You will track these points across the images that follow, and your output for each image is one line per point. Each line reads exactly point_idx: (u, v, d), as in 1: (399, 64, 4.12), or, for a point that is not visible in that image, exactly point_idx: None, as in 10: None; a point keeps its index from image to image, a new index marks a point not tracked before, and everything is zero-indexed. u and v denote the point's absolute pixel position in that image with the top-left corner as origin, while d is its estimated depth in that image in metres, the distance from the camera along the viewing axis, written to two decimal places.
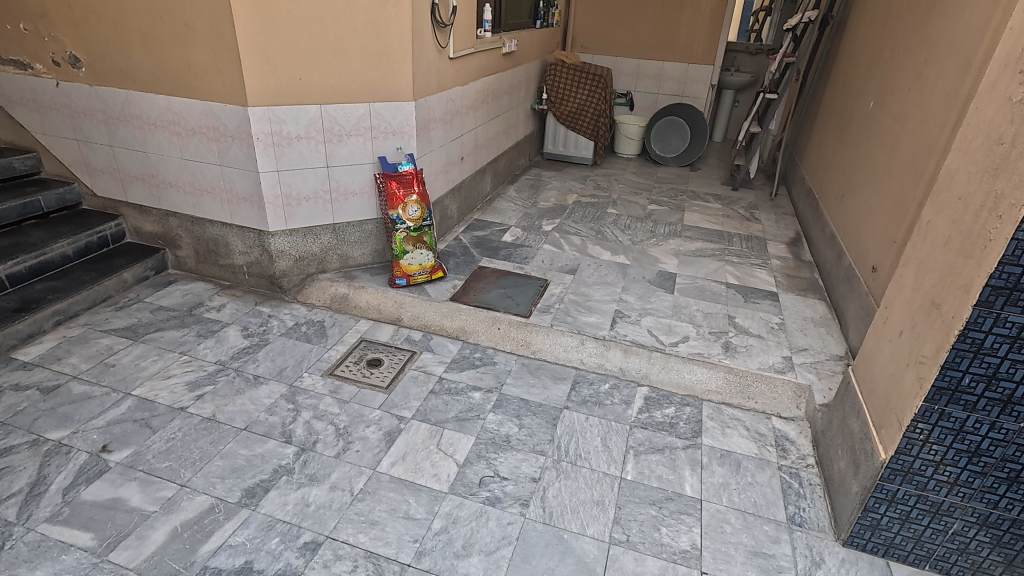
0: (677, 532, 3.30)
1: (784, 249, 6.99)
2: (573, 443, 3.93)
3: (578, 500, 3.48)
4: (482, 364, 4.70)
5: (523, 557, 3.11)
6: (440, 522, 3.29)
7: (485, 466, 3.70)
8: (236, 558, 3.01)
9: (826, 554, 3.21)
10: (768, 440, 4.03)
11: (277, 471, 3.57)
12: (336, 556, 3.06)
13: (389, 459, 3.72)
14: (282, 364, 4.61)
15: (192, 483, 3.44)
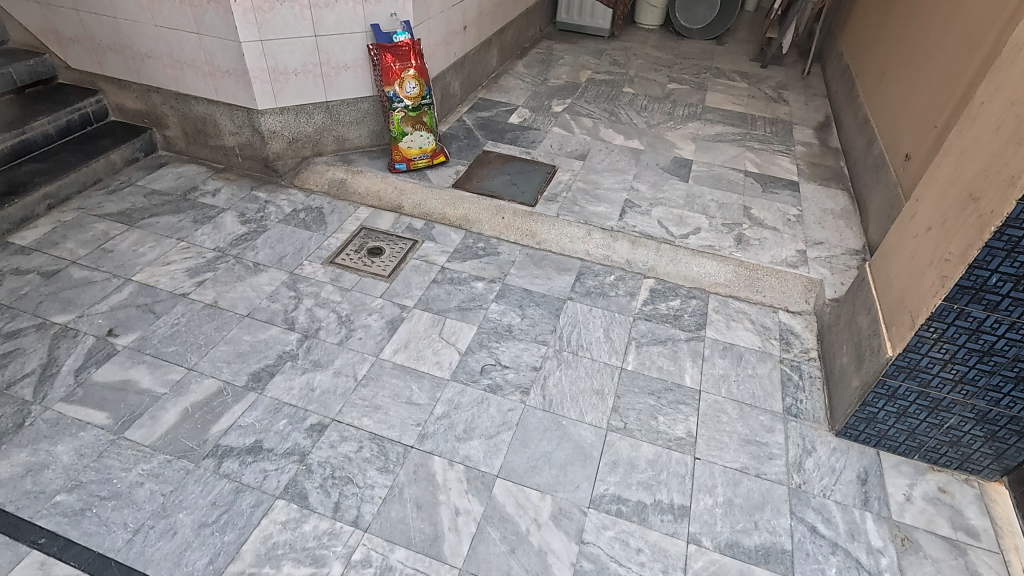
0: (674, 420, 3.37)
1: (811, 134, 6.51)
2: (575, 333, 3.92)
3: (577, 388, 3.54)
4: (485, 255, 4.59)
5: (523, 441, 3.21)
6: (442, 407, 3.38)
7: (487, 356, 3.72)
8: (246, 437, 3.13)
9: (818, 443, 3.29)
10: (772, 334, 4.00)
11: (281, 357, 3.62)
12: (342, 437, 3.17)
13: (391, 347, 3.74)
14: (281, 251, 4.51)
15: (199, 367, 3.51)
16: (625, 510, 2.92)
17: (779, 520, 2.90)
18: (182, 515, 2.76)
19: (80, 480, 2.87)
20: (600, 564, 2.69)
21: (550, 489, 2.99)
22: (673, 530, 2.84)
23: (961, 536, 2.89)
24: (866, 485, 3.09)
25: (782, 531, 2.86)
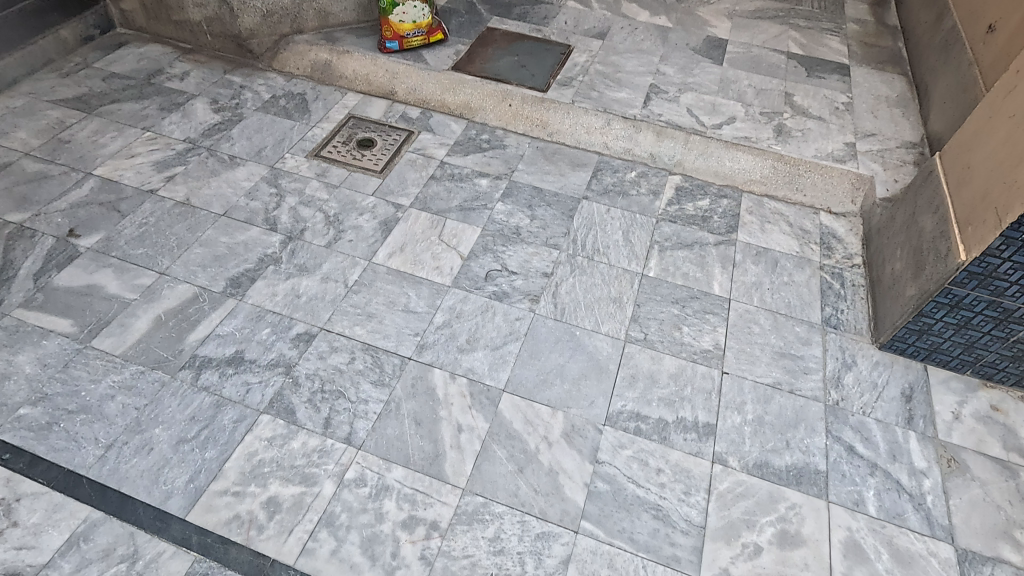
0: (699, 332, 3.04)
1: (865, 10, 5.63)
2: (591, 236, 3.50)
3: (593, 297, 3.17)
4: (490, 148, 4.06)
5: (532, 354, 2.91)
6: (443, 316, 3.04)
7: (492, 260, 3.33)
8: (226, 348, 2.83)
9: (859, 357, 2.97)
10: (812, 238, 3.57)
11: (263, 260, 3.24)
12: (332, 348, 2.87)
13: (385, 251, 3.35)
14: (260, 143, 3.99)
15: (172, 271, 3.15)
16: (644, 428, 2.65)
17: (813, 439, 2.64)
18: (159, 430, 2.52)
19: (46, 393, 2.61)
20: (616, 485, 2.46)
21: (561, 405, 2.72)
22: (697, 449, 2.59)
23: (1013, 457, 2.63)
24: (911, 402, 2.80)
25: (816, 451, 2.60)
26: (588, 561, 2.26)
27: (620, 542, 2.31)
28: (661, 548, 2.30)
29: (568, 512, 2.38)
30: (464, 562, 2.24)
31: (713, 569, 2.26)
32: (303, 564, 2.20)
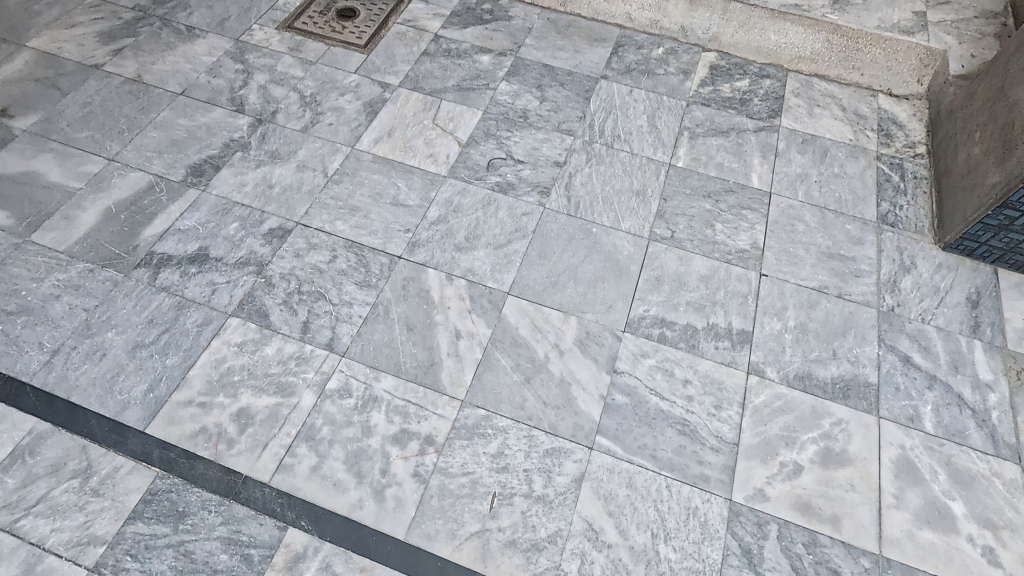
0: (735, 229, 2.63)
1: None
2: (611, 121, 3.00)
3: (612, 190, 2.73)
4: (492, 20, 3.45)
5: (541, 253, 2.52)
6: (438, 210, 2.63)
7: (496, 147, 2.86)
8: (188, 244, 2.45)
9: (918, 259, 2.57)
10: (869, 124, 3.05)
11: (228, 146, 2.78)
12: (310, 245, 2.49)
13: (370, 136, 2.87)
14: (222, 12, 3.39)
15: (123, 158, 2.70)
16: (670, 335, 2.31)
17: (864, 349, 2.31)
18: (112, 334, 2.19)
19: None
20: (636, 398, 2.15)
21: (575, 310, 2.36)
22: (729, 359, 2.26)
23: None
24: (977, 308, 2.43)
25: (866, 362, 2.27)
26: (604, 479, 1.99)
27: (640, 459, 2.03)
28: (687, 467, 2.02)
29: (582, 427, 2.09)
30: (463, 480, 1.97)
31: (747, 489, 1.99)
32: (280, 481, 1.93)
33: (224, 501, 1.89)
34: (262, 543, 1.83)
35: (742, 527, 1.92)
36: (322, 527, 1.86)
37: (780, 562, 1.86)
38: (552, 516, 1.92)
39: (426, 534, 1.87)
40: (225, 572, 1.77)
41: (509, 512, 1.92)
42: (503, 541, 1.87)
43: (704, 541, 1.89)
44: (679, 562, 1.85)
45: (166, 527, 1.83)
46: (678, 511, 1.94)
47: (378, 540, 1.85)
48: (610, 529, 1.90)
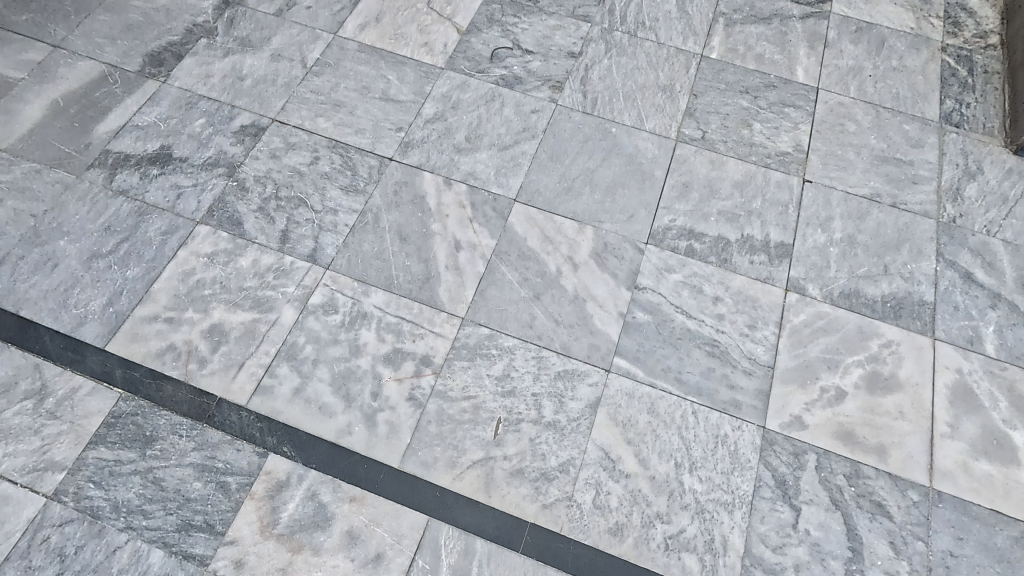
0: (776, 130, 2.28)
1: None
2: (634, 5, 2.57)
3: (635, 84, 2.36)
4: None
5: (553, 155, 2.19)
6: (434, 107, 2.28)
7: (500, 35, 2.46)
8: (148, 143, 2.13)
9: (986, 164, 2.24)
10: (935, 10, 2.62)
11: (191, 32, 2.40)
12: (288, 145, 2.17)
13: (355, 21, 2.47)
14: None
15: (69, 44, 2.33)
16: (699, 248, 2.03)
17: (919, 264, 2.03)
18: (65, 242, 1.93)
19: None
20: (660, 316, 1.90)
21: (591, 219, 2.07)
22: (766, 274, 1.99)
23: None
24: None
25: (922, 279, 2.00)
26: (622, 404, 1.77)
27: (663, 383, 1.80)
28: (716, 392, 1.80)
29: (597, 348, 1.85)
30: (464, 404, 1.75)
31: (783, 415, 1.77)
32: (259, 404, 1.72)
33: (196, 425, 1.68)
34: (240, 470, 1.64)
35: (776, 457, 1.72)
36: (307, 454, 1.67)
37: (818, 494, 1.67)
38: (563, 443, 1.71)
39: (422, 463, 1.67)
40: (200, 500, 1.60)
41: (516, 439, 1.72)
42: (509, 470, 1.68)
43: (734, 471, 1.69)
44: (705, 494, 1.66)
45: (132, 453, 1.64)
46: (704, 439, 1.73)
47: (369, 468, 1.66)
48: (629, 458, 1.70)
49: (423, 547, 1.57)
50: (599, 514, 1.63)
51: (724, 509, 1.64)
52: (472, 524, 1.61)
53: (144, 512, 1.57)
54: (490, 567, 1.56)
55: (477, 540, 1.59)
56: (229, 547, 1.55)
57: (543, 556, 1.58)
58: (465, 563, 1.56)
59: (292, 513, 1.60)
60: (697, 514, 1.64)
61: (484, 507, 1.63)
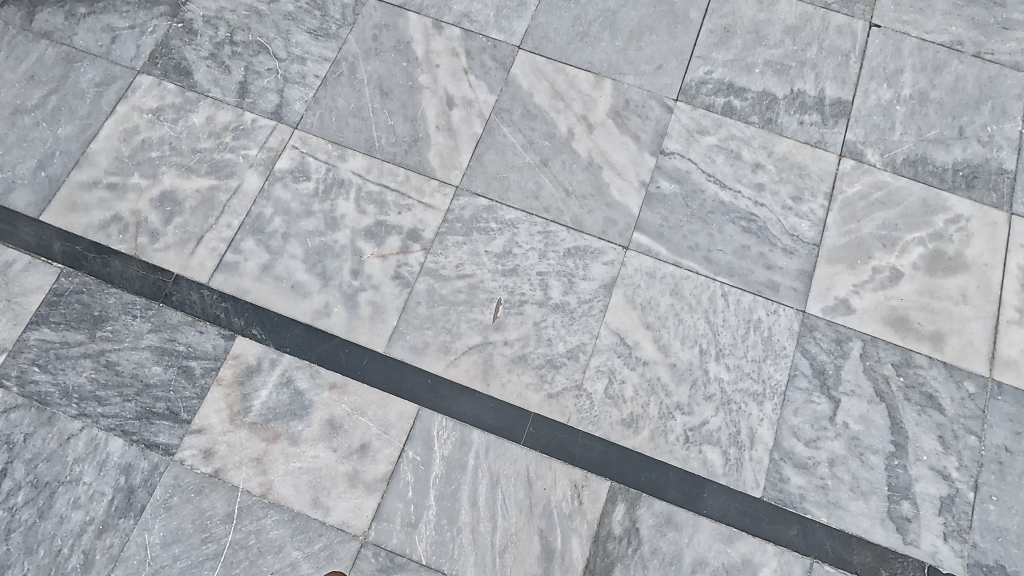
0: None
1: None
2: None
3: None
4: None
5: None
6: None
7: None
8: None
9: None
10: None
11: None
12: None
13: None
14: None
15: None
16: (739, 107, 1.69)
17: (1002, 127, 1.69)
18: None
19: None
20: (688, 186, 1.61)
21: (610, 71, 1.71)
22: (817, 138, 1.67)
23: None
24: None
25: (1003, 144, 1.68)
26: (641, 286, 1.53)
27: (690, 263, 1.55)
28: (751, 272, 1.55)
29: (615, 222, 1.58)
30: (459, 284, 1.52)
31: (826, 299, 1.54)
32: (222, 282, 1.49)
33: (151, 305, 1.47)
34: (204, 354, 1.44)
35: (816, 344, 1.50)
36: (280, 337, 1.46)
37: (860, 385, 1.47)
38: (572, 328, 1.50)
39: (411, 348, 1.47)
40: (161, 387, 1.42)
41: (518, 323, 1.50)
42: (510, 357, 1.47)
43: (767, 360, 1.48)
44: (732, 384, 1.47)
45: (80, 335, 1.44)
46: (734, 324, 1.51)
47: (351, 353, 1.46)
48: (647, 345, 1.49)
49: (414, 438, 1.40)
50: (611, 404, 1.44)
51: (753, 401, 1.45)
52: (468, 414, 1.43)
53: (98, 397, 1.40)
54: (488, 460, 1.40)
55: (474, 431, 1.42)
56: (196, 436, 1.39)
57: (547, 448, 1.41)
58: (461, 455, 1.40)
59: (266, 401, 1.42)
60: (723, 405, 1.45)
61: (481, 396, 1.44)
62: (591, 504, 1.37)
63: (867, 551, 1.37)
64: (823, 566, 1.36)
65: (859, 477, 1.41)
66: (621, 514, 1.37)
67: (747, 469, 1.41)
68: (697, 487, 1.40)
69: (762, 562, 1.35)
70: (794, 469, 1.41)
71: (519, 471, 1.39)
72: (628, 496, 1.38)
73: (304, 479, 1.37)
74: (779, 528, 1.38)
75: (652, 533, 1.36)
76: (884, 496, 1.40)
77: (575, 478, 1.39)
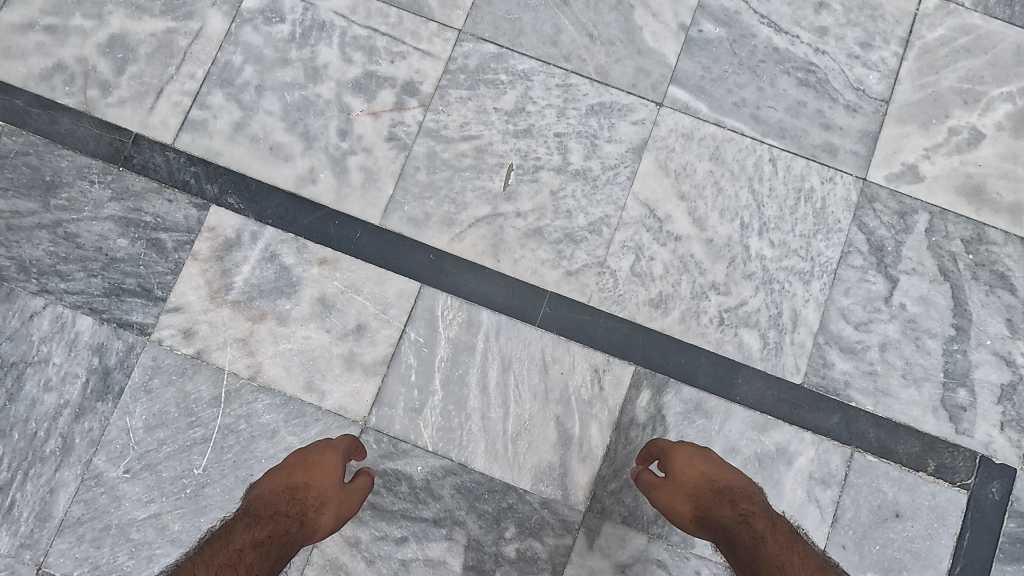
0: None
1: None
2: None
3: None
4: None
5: None
6: None
7: None
8: None
9: None
10: None
11: None
12: None
13: None
14: None
15: None
16: None
17: None
18: None
19: None
20: (737, 29, 1.34)
21: None
22: None
23: None
24: None
25: None
26: (676, 150, 1.31)
27: (735, 122, 1.32)
28: (806, 134, 1.32)
29: (647, 74, 1.33)
30: (464, 147, 1.31)
31: (892, 165, 1.32)
32: (190, 144, 1.29)
33: (110, 170, 1.28)
34: (175, 226, 1.27)
35: (875, 217, 1.30)
36: (260, 208, 1.28)
37: (923, 263, 1.29)
38: (595, 198, 1.30)
39: (411, 220, 1.29)
40: (129, 262, 1.25)
41: (533, 193, 1.30)
42: (524, 231, 1.29)
43: (818, 235, 1.30)
44: (776, 262, 1.29)
45: (32, 203, 1.26)
46: (782, 194, 1.31)
47: (342, 226, 1.28)
48: (681, 217, 1.30)
49: (416, 319, 1.26)
50: (638, 283, 1.28)
51: (799, 280, 1.28)
52: (476, 294, 1.27)
53: (60, 273, 1.24)
54: (499, 343, 1.25)
55: (483, 312, 1.26)
56: (174, 316, 1.24)
57: (565, 330, 1.26)
58: (469, 337, 1.25)
59: (248, 278, 1.26)
60: (764, 285, 1.28)
61: (491, 273, 1.28)
62: (612, 390, 1.25)
63: (914, 441, 1.25)
64: (865, 456, 1.24)
65: (912, 364, 1.27)
66: (646, 401, 1.24)
67: (787, 354, 1.26)
68: (730, 373, 1.26)
69: (799, 451, 1.24)
70: (840, 354, 1.27)
71: (533, 355, 1.25)
72: (653, 381, 1.25)
73: (295, 362, 1.24)
74: (819, 416, 1.25)
75: (680, 421, 1.24)
76: (939, 383, 1.26)
77: (595, 363, 1.25)
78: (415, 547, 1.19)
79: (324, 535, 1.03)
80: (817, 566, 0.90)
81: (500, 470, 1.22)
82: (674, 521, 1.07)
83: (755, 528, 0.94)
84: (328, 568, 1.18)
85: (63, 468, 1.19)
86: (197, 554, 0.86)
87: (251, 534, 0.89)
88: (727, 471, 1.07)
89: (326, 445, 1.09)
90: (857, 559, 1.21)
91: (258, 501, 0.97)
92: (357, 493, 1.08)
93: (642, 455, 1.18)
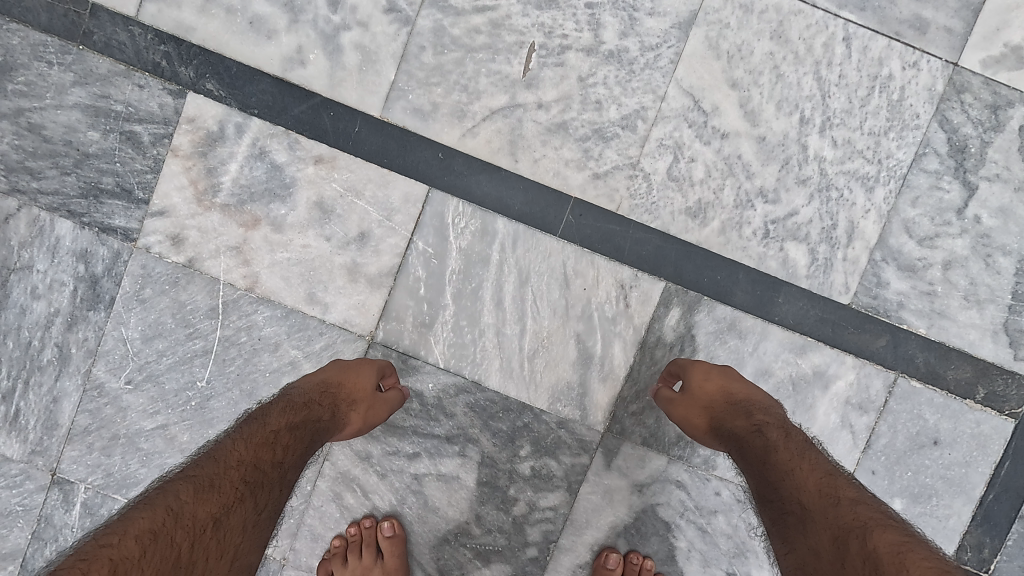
0: None
1: None
2: None
3: None
4: None
5: None
6: None
7: None
8: None
9: None
10: None
11: None
12: None
13: None
14: None
15: None
16: None
17: None
18: None
19: None
20: None
21: None
22: None
23: None
24: None
25: None
26: (731, 26, 1.10)
27: None
28: (890, 5, 1.09)
29: None
30: (477, 21, 1.10)
31: (992, 46, 1.10)
32: (157, 17, 1.11)
33: (69, 48, 1.11)
34: (150, 116, 1.12)
35: (961, 113, 1.11)
36: (244, 95, 1.12)
37: (1009, 168, 1.11)
38: (631, 86, 1.11)
39: (416, 111, 1.12)
40: (104, 158, 1.12)
41: (557, 78, 1.11)
42: (546, 125, 1.12)
43: (889, 132, 1.11)
44: (838, 164, 1.12)
45: None
46: (854, 83, 1.11)
47: (338, 118, 1.12)
48: (730, 109, 1.11)
49: (423, 226, 1.13)
50: (674, 188, 1.12)
51: (861, 186, 1.12)
52: (491, 198, 1.13)
53: (30, 170, 1.12)
54: (516, 253, 1.13)
55: (498, 220, 1.13)
56: (160, 219, 1.13)
57: (590, 241, 1.13)
58: (483, 246, 1.13)
59: (237, 178, 1.12)
60: (820, 192, 1.12)
61: (507, 175, 1.13)
62: (639, 307, 1.14)
63: (967, 366, 1.15)
64: (909, 381, 1.14)
65: (977, 283, 1.13)
66: (676, 320, 1.14)
67: (837, 271, 1.13)
68: (771, 290, 1.14)
69: (838, 374, 1.14)
70: (898, 271, 1.13)
71: (553, 267, 1.14)
72: (684, 299, 1.14)
73: (294, 272, 1.14)
74: (864, 338, 1.15)
75: (711, 341, 1.14)
76: (1004, 305, 1.14)
77: (622, 278, 1.13)
78: (427, 463, 1.16)
79: (350, 436, 1.02)
80: (828, 471, 0.86)
81: (516, 389, 1.15)
82: (689, 433, 1.03)
83: (768, 437, 0.91)
84: (340, 480, 1.17)
85: (63, 377, 1.15)
86: (234, 429, 0.85)
87: (286, 417, 0.88)
88: (746, 386, 1.02)
89: (365, 359, 1.07)
90: (886, 484, 1.16)
91: (293, 390, 0.95)
92: (388, 403, 1.06)
93: (663, 376, 1.11)
